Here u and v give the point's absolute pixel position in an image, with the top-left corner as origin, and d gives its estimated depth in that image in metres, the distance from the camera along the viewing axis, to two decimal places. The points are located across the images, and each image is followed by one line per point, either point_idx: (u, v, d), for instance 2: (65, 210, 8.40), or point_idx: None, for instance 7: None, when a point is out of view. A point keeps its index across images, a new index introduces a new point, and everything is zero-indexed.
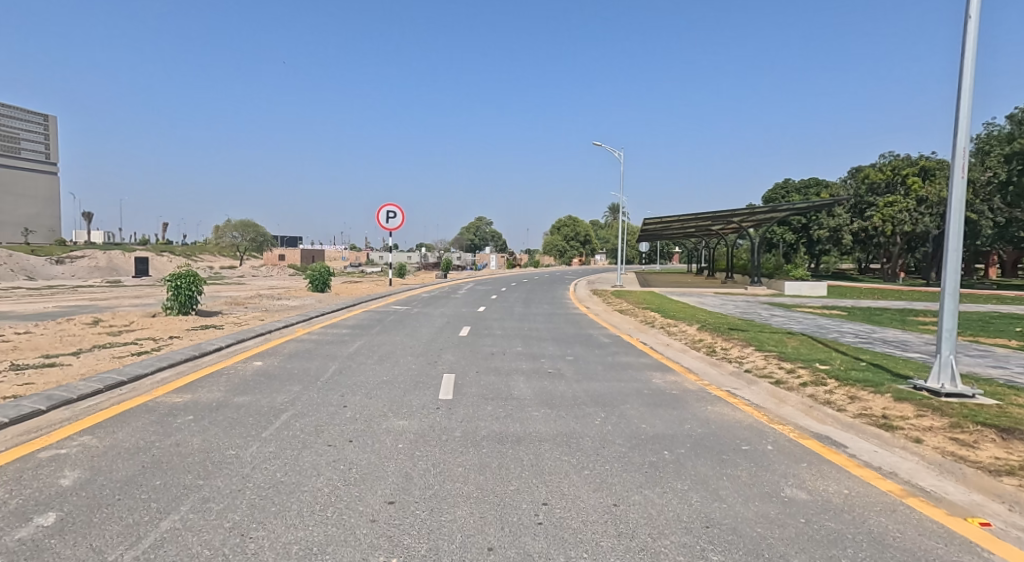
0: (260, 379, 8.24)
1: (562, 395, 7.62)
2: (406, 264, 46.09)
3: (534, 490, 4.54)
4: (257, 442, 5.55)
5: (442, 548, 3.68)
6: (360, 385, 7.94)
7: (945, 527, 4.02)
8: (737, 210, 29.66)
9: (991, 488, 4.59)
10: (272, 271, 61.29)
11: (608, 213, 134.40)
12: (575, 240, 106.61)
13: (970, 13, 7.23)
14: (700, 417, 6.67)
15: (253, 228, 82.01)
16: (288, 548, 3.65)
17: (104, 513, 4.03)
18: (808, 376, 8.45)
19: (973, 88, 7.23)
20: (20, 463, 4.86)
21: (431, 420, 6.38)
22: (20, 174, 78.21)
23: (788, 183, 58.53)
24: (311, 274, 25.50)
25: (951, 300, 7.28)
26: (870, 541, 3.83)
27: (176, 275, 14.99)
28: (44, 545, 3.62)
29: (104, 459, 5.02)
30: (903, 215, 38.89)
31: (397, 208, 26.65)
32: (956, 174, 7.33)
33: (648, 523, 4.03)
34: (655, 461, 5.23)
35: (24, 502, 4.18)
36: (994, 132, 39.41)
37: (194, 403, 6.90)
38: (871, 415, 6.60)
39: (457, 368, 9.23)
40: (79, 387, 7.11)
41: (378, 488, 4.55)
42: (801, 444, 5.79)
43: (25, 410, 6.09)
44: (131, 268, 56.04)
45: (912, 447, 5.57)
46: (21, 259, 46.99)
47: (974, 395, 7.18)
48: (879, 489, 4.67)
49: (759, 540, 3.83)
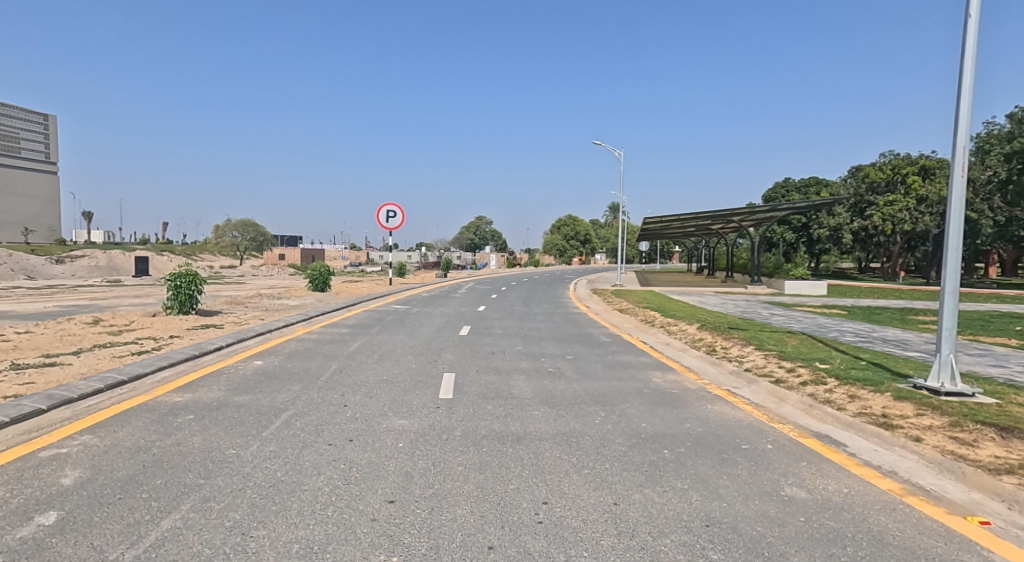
0: (260, 379, 8.24)
1: (562, 394, 7.61)
2: (406, 263, 46.01)
3: (534, 490, 4.55)
4: (257, 441, 5.56)
5: (443, 547, 3.68)
6: (360, 385, 7.94)
7: (944, 526, 4.03)
8: (737, 209, 29.66)
9: (990, 487, 4.60)
10: (272, 270, 61.25)
11: (608, 212, 134.31)
12: (575, 239, 106.57)
13: (971, 12, 7.23)
14: (700, 417, 6.67)
15: (253, 227, 81.94)
16: (289, 547, 3.66)
17: (105, 512, 4.04)
18: (808, 376, 8.44)
19: (973, 87, 7.23)
20: (20, 463, 4.85)
21: (431, 419, 6.38)
22: (21, 174, 78.28)
23: (788, 182, 58.46)
24: (311, 273, 25.50)
25: (951, 299, 7.28)
26: (869, 540, 3.84)
27: (175, 274, 14.98)
28: (45, 545, 3.62)
29: (104, 459, 5.02)
30: (903, 214, 38.86)
31: (397, 208, 26.64)
32: (956, 173, 7.34)
33: (648, 522, 4.03)
34: (655, 460, 5.23)
35: (25, 501, 4.18)
36: (994, 131, 39.35)
37: (194, 402, 6.91)
38: (870, 414, 6.60)
39: (457, 368, 9.23)
40: (79, 386, 7.11)
41: (379, 487, 4.55)
42: (801, 444, 5.79)
43: (26, 409, 6.08)
44: (131, 268, 55.99)
45: (911, 446, 5.57)
46: (20, 259, 46.97)
47: (973, 394, 7.18)
48: (878, 488, 4.67)
49: (759, 538, 3.84)
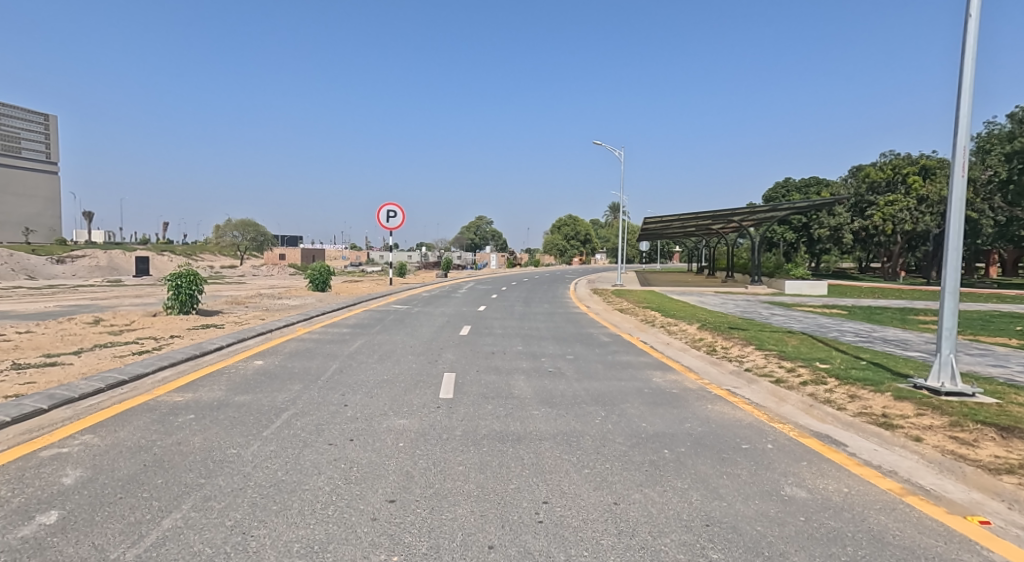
0: (260, 378, 8.23)
1: (562, 394, 7.61)
2: (406, 264, 45.74)
3: (534, 489, 4.55)
4: (258, 441, 5.56)
5: (444, 546, 3.69)
6: (360, 385, 7.94)
7: (943, 526, 4.03)
8: (738, 209, 29.68)
9: (990, 486, 4.61)
10: (272, 270, 61.22)
11: (608, 212, 134.39)
12: (575, 240, 106.67)
13: (972, 13, 7.24)
14: (701, 416, 6.67)
15: (253, 227, 81.87)
16: (290, 547, 3.66)
17: (106, 511, 4.05)
18: (808, 376, 8.45)
19: (973, 86, 7.23)
20: (21, 463, 4.85)
21: (431, 418, 6.38)
22: (21, 174, 78.24)
23: (788, 182, 58.53)
24: (311, 273, 25.50)
25: (951, 299, 7.28)
26: (870, 540, 3.84)
27: (175, 274, 14.97)
28: (47, 543, 3.63)
29: (105, 458, 5.03)
30: (903, 214, 38.89)
31: (397, 208, 26.66)
32: (956, 173, 7.34)
33: (648, 522, 4.03)
34: (655, 460, 5.23)
35: (27, 501, 4.19)
36: (994, 131, 39.40)
37: (194, 402, 6.91)
38: (871, 415, 6.59)
39: (457, 368, 9.21)
40: (80, 386, 7.10)
41: (379, 487, 4.55)
42: (800, 443, 5.79)
43: (27, 409, 6.09)
44: (131, 268, 55.99)
45: (911, 446, 5.57)
46: (21, 259, 46.93)
47: (974, 395, 7.17)
48: (878, 488, 4.67)
49: (759, 538, 3.84)
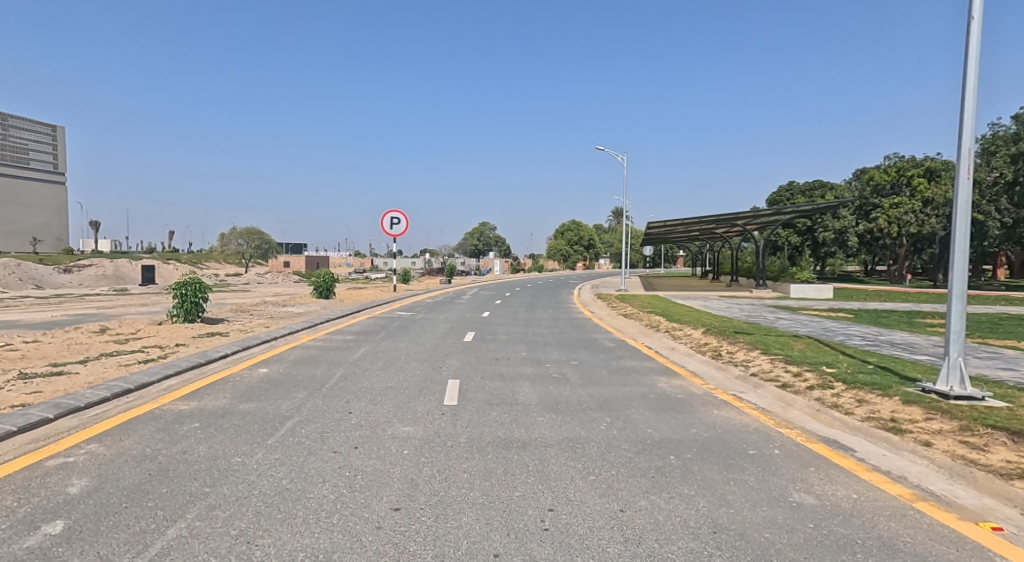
0: (265, 386, 8.22)
1: (567, 400, 7.59)
2: (412, 271, 43.85)
3: (540, 496, 4.53)
4: (262, 450, 5.54)
5: (447, 554, 3.67)
6: (365, 392, 7.95)
7: (954, 532, 3.99)
8: (744, 211, 29.39)
9: (1002, 492, 4.56)
10: (274, 277, 61.56)
11: (613, 217, 134.58)
12: (578, 245, 106.53)
13: (975, 14, 7.21)
14: (707, 422, 6.63)
15: (258, 235, 80.48)
16: (294, 555, 3.65)
17: (111, 522, 4.03)
18: (814, 380, 8.38)
19: (977, 88, 7.20)
20: (27, 472, 4.86)
21: (436, 426, 6.35)
22: (30, 185, 78.43)
23: (793, 185, 58.53)
24: (316, 280, 25.49)
25: (959, 301, 7.23)
26: (880, 546, 3.80)
27: (179, 283, 14.94)
28: (53, 553, 3.63)
29: (110, 467, 5.03)
30: (909, 216, 38.59)
31: (401, 214, 26.79)
32: (961, 175, 7.26)
33: (656, 529, 4.00)
34: (662, 466, 5.20)
35: (32, 510, 4.18)
36: (1000, 132, 39.29)
37: (199, 410, 6.90)
38: (880, 419, 6.54)
39: (463, 373, 9.27)
40: (87, 395, 7.12)
41: (384, 495, 4.53)
42: (808, 449, 5.75)
43: (33, 419, 6.07)
44: (138, 277, 56.35)
45: (920, 451, 5.52)
46: (29, 268, 47.44)
47: (983, 397, 7.11)
48: (888, 493, 4.63)
49: (768, 546, 3.80)
